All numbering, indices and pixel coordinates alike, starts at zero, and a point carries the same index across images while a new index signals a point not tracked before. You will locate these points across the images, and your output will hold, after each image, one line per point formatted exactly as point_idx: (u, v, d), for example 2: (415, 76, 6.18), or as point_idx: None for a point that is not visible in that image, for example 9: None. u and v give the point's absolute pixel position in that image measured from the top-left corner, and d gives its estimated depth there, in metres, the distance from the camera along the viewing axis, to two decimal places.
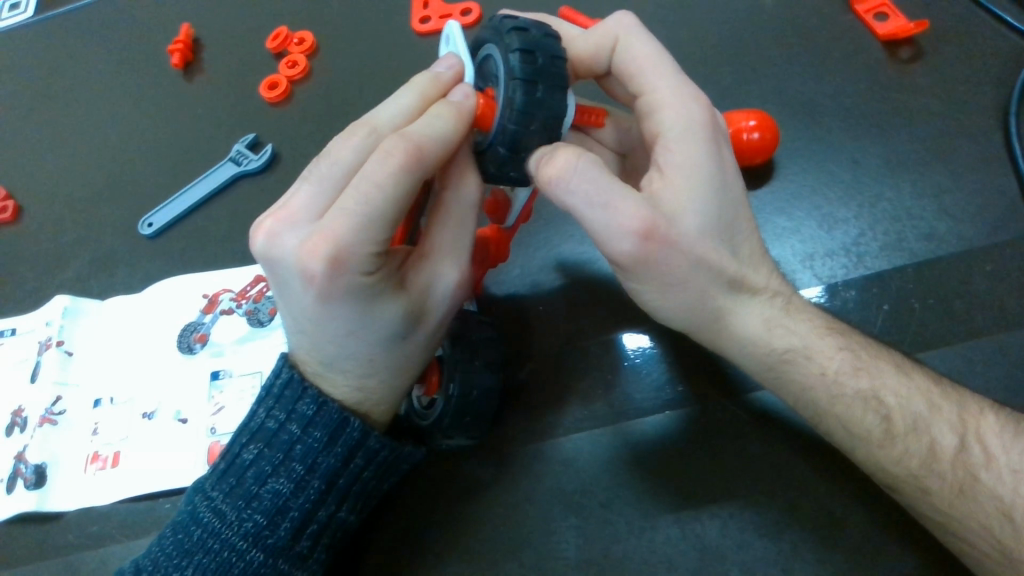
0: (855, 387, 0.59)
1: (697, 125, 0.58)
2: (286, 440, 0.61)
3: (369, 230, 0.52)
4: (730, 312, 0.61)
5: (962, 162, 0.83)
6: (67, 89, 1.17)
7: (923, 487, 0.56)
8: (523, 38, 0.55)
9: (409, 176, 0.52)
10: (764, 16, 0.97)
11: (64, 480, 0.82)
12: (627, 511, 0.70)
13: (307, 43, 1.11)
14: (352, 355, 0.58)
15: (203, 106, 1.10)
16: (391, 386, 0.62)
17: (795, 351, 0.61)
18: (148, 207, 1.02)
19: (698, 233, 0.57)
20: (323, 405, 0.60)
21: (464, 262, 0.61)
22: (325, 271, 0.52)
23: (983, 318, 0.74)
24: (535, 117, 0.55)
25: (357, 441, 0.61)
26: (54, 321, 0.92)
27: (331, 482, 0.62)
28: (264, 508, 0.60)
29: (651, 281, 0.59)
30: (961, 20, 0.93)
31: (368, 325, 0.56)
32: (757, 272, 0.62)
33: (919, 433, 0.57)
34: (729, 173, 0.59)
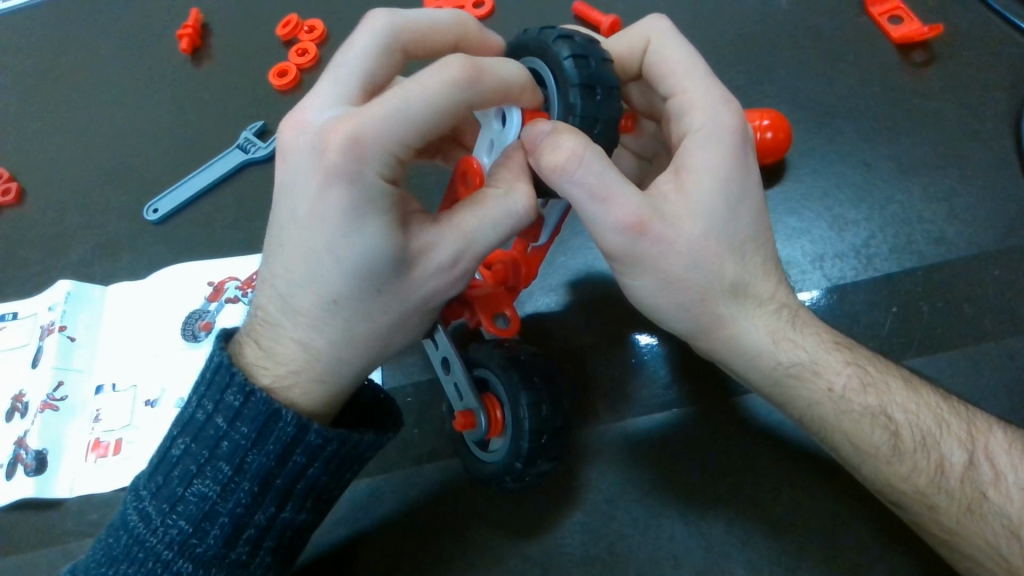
0: (862, 402, 0.57)
1: (724, 132, 0.56)
2: (213, 436, 0.54)
3: (394, 128, 0.47)
4: (732, 323, 0.58)
5: (975, 166, 0.83)
6: (71, 72, 1.16)
7: (930, 504, 0.54)
8: (569, 42, 0.57)
9: (460, 94, 0.48)
10: (777, 16, 0.97)
11: (67, 467, 0.81)
12: (633, 509, 0.70)
13: (317, 32, 1.10)
14: (317, 286, 0.50)
15: (210, 92, 1.10)
16: (353, 356, 0.54)
17: (801, 365, 0.58)
18: (153, 193, 1.01)
19: (703, 237, 0.55)
20: (250, 396, 0.53)
21: (470, 243, 0.52)
22: (340, 151, 0.46)
23: (991, 323, 0.74)
24: (599, 120, 0.56)
25: (291, 437, 0.54)
26: (56, 305, 0.91)
27: (265, 482, 0.55)
28: (189, 514, 0.54)
29: (646, 278, 0.56)
30: (975, 25, 0.93)
31: (354, 245, 0.48)
32: (764, 281, 0.59)
33: (926, 450, 0.55)
34: (750, 182, 0.57)
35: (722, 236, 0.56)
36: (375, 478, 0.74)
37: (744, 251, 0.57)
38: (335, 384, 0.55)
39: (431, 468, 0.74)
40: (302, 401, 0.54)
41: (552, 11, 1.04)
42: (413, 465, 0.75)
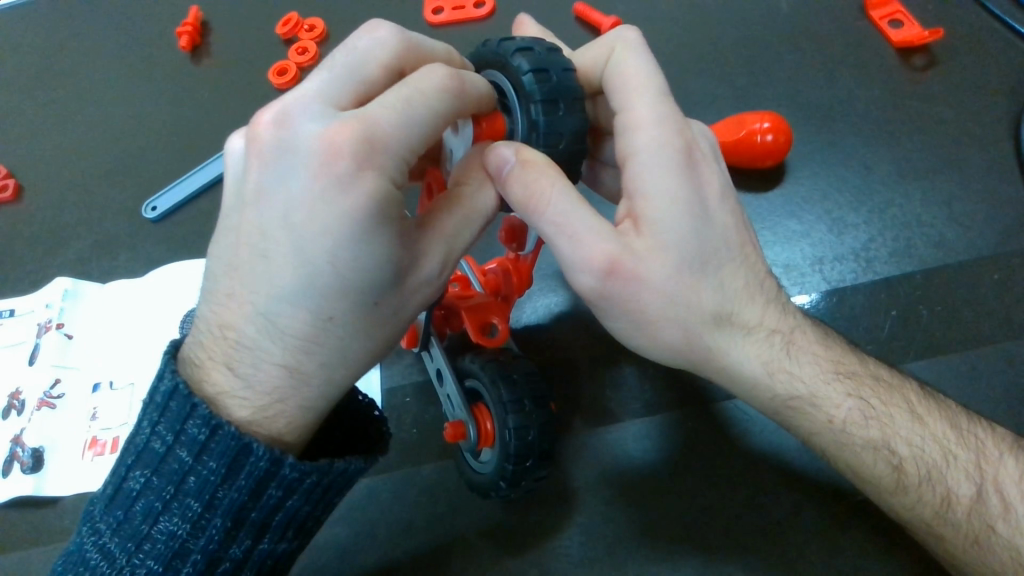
0: (864, 435, 0.56)
1: (670, 153, 0.52)
2: (178, 470, 0.51)
3: (408, 134, 0.46)
4: (723, 355, 0.56)
5: (974, 170, 0.83)
6: (71, 68, 1.16)
7: (937, 534, 0.55)
8: (533, 54, 0.55)
9: (453, 103, 0.49)
10: (778, 19, 0.97)
11: (64, 465, 0.81)
12: (630, 512, 0.70)
13: (317, 30, 1.09)
14: (311, 299, 0.47)
15: (210, 90, 1.09)
16: (342, 375, 0.52)
17: (801, 397, 0.57)
18: (152, 191, 1.01)
19: (680, 270, 0.52)
20: (216, 429, 0.50)
21: (452, 250, 0.52)
22: (356, 156, 0.45)
23: (990, 326, 0.74)
24: (564, 134, 0.55)
25: (266, 471, 0.51)
26: (54, 303, 0.91)
27: (240, 516, 0.53)
28: (158, 553, 0.52)
29: (627, 320, 0.55)
30: (975, 29, 0.93)
31: (365, 256, 0.46)
32: (748, 304, 0.56)
33: (930, 482, 0.55)
34: (703, 201, 0.53)
35: (698, 266, 0.53)
36: (372, 478, 0.74)
37: (720, 276, 0.54)
38: (319, 409, 0.53)
39: (428, 469, 0.74)
40: (283, 431, 0.52)
41: (552, 13, 1.04)
42: (409, 465, 0.74)
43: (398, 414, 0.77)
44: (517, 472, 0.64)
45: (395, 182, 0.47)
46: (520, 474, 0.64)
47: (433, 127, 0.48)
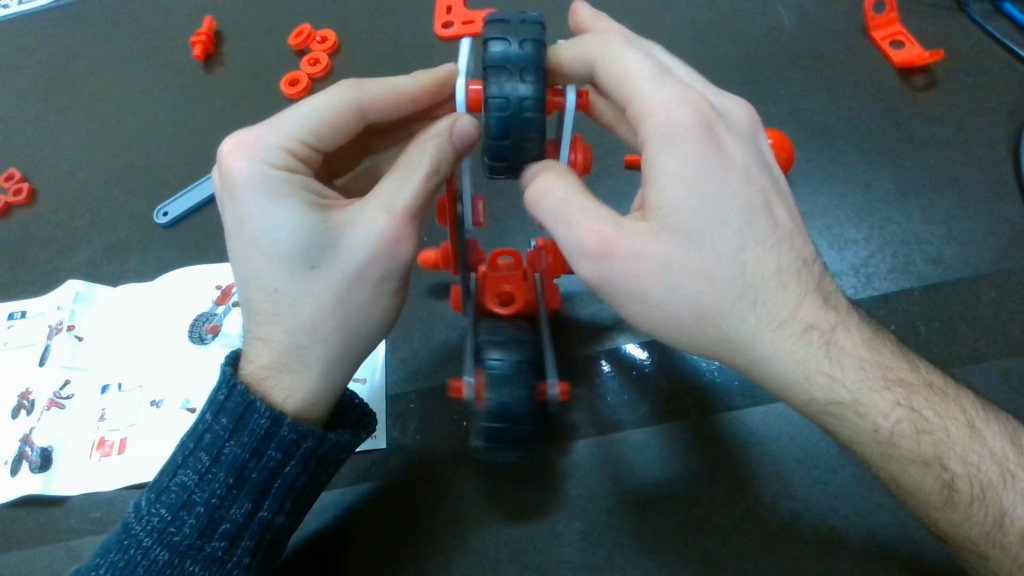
0: (912, 448, 0.52)
1: (683, 131, 0.50)
2: (199, 429, 0.59)
3: (285, 132, 0.57)
4: (751, 348, 0.51)
5: (972, 190, 0.84)
6: (86, 76, 1.18)
7: (982, 553, 0.53)
8: (502, 29, 0.54)
9: (337, 98, 0.59)
10: (781, 38, 0.99)
11: (71, 464, 0.82)
12: (630, 519, 0.71)
13: (329, 42, 1.11)
14: (259, 280, 0.56)
15: (223, 99, 1.11)
16: (307, 339, 0.56)
17: (841, 403, 0.52)
18: (163, 197, 1.03)
19: (704, 249, 0.49)
20: (232, 388, 0.58)
21: (393, 205, 0.55)
22: (234, 158, 0.56)
23: (986, 344, 0.75)
24: (508, 112, 0.53)
25: (265, 431, 0.57)
26: (65, 305, 0.92)
27: (241, 475, 0.58)
28: (171, 502, 0.59)
29: (639, 306, 0.52)
30: (976, 51, 0.94)
31: (268, 230, 0.55)
32: (777, 294, 0.51)
33: (982, 502, 0.52)
34: (720, 180, 0.50)
35: (720, 247, 0.50)
36: (376, 481, 0.75)
37: (742, 258, 0.50)
38: (298, 369, 0.57)
39: (431, 473, 0.75)
40: (279, 395, 0.58)
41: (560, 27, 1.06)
42: (413, 469, 0.76)
43: (402, 419, 0.79)
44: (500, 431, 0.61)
45: (287, 168, 0.57)
46: (510, 441, 0.61)
47: (317, 123, 0.58)
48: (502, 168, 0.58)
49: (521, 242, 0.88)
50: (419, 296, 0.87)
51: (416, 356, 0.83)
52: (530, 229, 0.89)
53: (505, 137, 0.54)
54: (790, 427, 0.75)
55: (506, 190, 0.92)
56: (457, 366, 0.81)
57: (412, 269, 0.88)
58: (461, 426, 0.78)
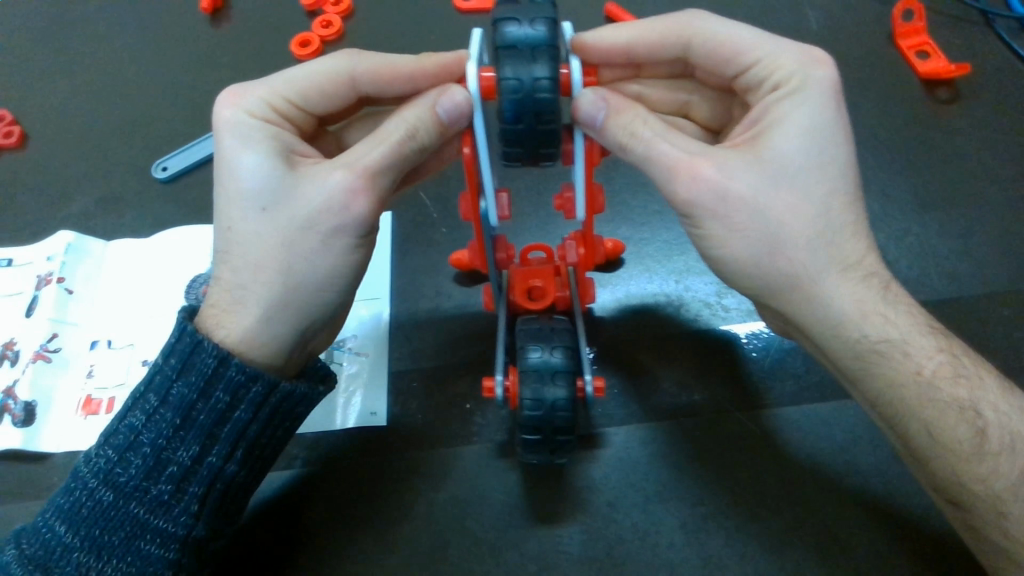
0: (951, 393, 0.54)
1: (824, 89, 0.53)
2: (150, 372, 0.58)
3: (271, 83, 0.58)
4: (817, 284, 0.52)
5: (989, 207, 0.85)
6: (86, 21, 1.14)
7: (1001, 509, 0.52)
8: (513, 10, 0.51)
9: (331, 62, 0.59)
10: (807, 39, 0.98)
11: (57, 421, 0.79)
12: (633, 512, 0.70)
13: (343, 4, 1.08)
14: (221, 222, 0.55)
15: (231, 54, 1.07)
16: (251, 280, 0.54)
17: (890, 343, 0.54)
18: (163, 151, 0.99)
19: (797, 192, 0.51)
20: (183, 331, 0.56)
21: (355, 163, 0.53)
22: (222, 103, 0.57)
23: (996, 360, 0.75)
24: (523, 94, 0.50)
25: (212, 371, 0.55)
26: (56, 256, 0.88)
27: (188, 416, 0.56)
28: (117, 444, 0.56)
29: (715, 226, 0.53)
30: (1001, 68, 0.94)
31: (232, 170, 0.54)
32: (851, 239, 0.53)
33: (1011, 454, 0.53)
34: (842, 134, 0.52)
35: (814, 197, 0.51)
36: (372, 461, 0.74)
37: (828, 202, 0.52)
38: (241, 310, 0.55)
39: (432, 455, 0.74)
40: (220, 332, 0.56)
41: (585, 7, 1.03)
42: (411, 450, 0.74)
43: (403, 397, 0.77)
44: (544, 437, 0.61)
45: (266, 120, 0.57)
46: (553, 444, 0.62)
47: (302, 81, 0.58)
48: (516, 154, 0.55)
49: (534, 228, 0.86)
50: (426, 275, 0.85)
51: (421, 335, 0.81)
52: (544, 215, 0.87)
53: (518, 121, 0.51)
54: (809, 425, 0.73)
55: (521, 174, 0.91)
56: (462, 347, 0.80)
57: (422, 246, 0.87)
58: (464, 408, 0.76)
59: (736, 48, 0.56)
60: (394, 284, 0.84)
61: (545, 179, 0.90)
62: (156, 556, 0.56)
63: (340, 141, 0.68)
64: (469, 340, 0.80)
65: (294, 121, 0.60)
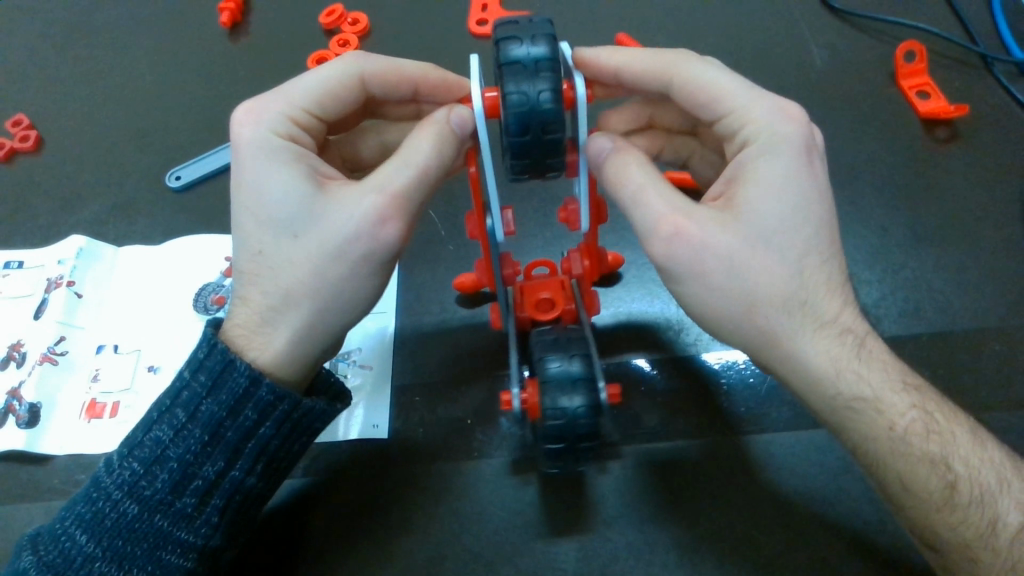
0: (921, 448, 0.55)
1: (786, 146, 0.54)
2: (177, 386, 0.59)
3: (289, 96, 0.59)
4: (790, 342, 0.54)
5: (983, 243, 0.86)
6: (107, 31, 1.16)
7: (975, 557, 0.54)
8: (514, 30, 0.54)
9: (344, 71, 0.61)
10: (811, 76, 1.01)
11: (59, 423, 0.80)
12: (628, 532, 0.70)
13: (360, 25, 1.10)
14: (247, 244, 0.57)
15: (247, 69, 1.10)
16: (281, 304, 0.56)
17: (863, 399, 0.55)
18: (177, 161, 1.01)
19: (776, 260, 0.52)
20: (210, 346, 0.58)
21: (384, 186, 0.54)
22: (241, 119, 0.58)
23: (988, 393, 0.77)
24: (527, 107, 0.52)
25: (244, 390, 0.57)
26: (67, 260, 0.90)
27: (217, 433, 0.58)
28: (143, 457, 0.57)
29: (691, 284, 0.55)
30: (998, 109, 0.97)
31: (260, 191, 0.55)
32: (825, 298, 0.54)
33: (979, 506, 0.54)
34: (816, 191, 0.54)
35: (790, 261, 0.53)
36: (374, 469, 0.75)
37: (801, 263, 0.53)
38: (269, 331, 0.57)
39: (431, 468, 0.74)
40: (251, 352, 0.58)
41: (596, 36, 1.06)
42: (411, 462, 0.75)
43: (406, 411, 0.78)
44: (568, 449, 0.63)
45: (288, 137, 0.58)
46: (576, 451, 0.63)
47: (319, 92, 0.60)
48: (523, 166, 0.57)
49: (539, 248, 0.87)
50: (432, 290, 0.86)
51: (425, 350, 0.82)
52: (549, 233, 0.88)
53: (524, 132, 0.53)
54: (794, 456, 0.74)
55: (529, 193, 0.92)
56: (464, 362, 0.81)
57: (429, 263, 0.88)
58: (466, 423, 0.77)
59: (710, 93, 0.57)
60: (400, 299, 0.85)
61: (550, 200, 0.91)
62: (175, 566, 0.57)
63: (345, 151, 0.69)
64: (472, 355, 0.81)
65: (309, 132, 0.61)
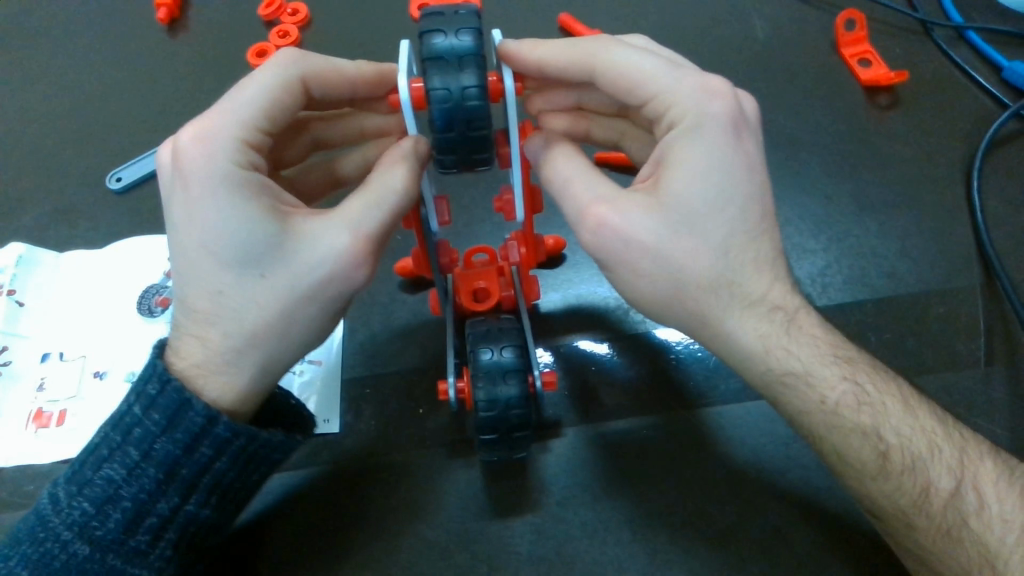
0: (854, 419, 0.56)
1: (710, 123, 0.53)
2: (128, 423, 0.57)
3: (240, 117, 0.55)
4: (717, 324, 0.56)
5: (925, 209, 0.87)
6: (40, 31, 1.13)
7: (910, 523, 0.56)
8: (438, 22, 0.53)
9: (290, 83, 0.57)
10: (754, 48, 1.01)
11: (4, 434, 0.78)
12: (582, 512, 0.71)
13: (300, 15, 1.08)
14: (205, 281, 0.53)
15: (186, 64, 1.07)
16: (245, 342, 0.54)
17: (795, 374, 0.57)
18: (117, 161, 0.99)
19: (703, 243, 0.53)
20: (166, 384, 0.55)
21: (358, 226, 0.53)
22: (190, 145, 0.53)
23: (934, 356, 0.77)
24: (452, 103, 0.52)
25: (201, 429, 0.56)
26: (6, 268, 0.87)
27: (172, 471, 0.57)
28: (94, 496, 0.56)
29: (622, 271, 0.55)
30: (938, 74, 0.97)
31: (216, 230, 0.52)
32: (752, 274, 0.55)
33: (913, 473, 0.56)
34: (742, 168, 0.53)
35: (717, 243, 0.53)
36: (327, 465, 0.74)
37: (729, 244, 0.53)
38: (231, 371, 0.55)
39: (385, 459, 0.74)
40: (209, 391, 0.56)
41: (539, 16, 1.05)
42: (365, 456, 0.75)
43: (357, 404, 0.78)
44: (504, 437, 0.64)
45: (244, 164, 0.54)
46: (510, 441, 0.65)
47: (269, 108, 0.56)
48: (451, 160, 0.58)
49: (487, 235, 0.87)
50: (381, 283, 0.86)
51: (375, 343, 0.82)
52: (497, 220, 0.88)
53: (449, 127, 0.54)
54: (744, 429, 0.75)
55: (478, 180, 0.92)
56: (415, 353, 0.81)
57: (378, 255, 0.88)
58: (417, 413, 0.77)
59: (631, 81, 0.55)
60: None
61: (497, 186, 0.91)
62: None
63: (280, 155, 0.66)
64: (423, 345, 0.81)
65: (261, 151, 0.57)
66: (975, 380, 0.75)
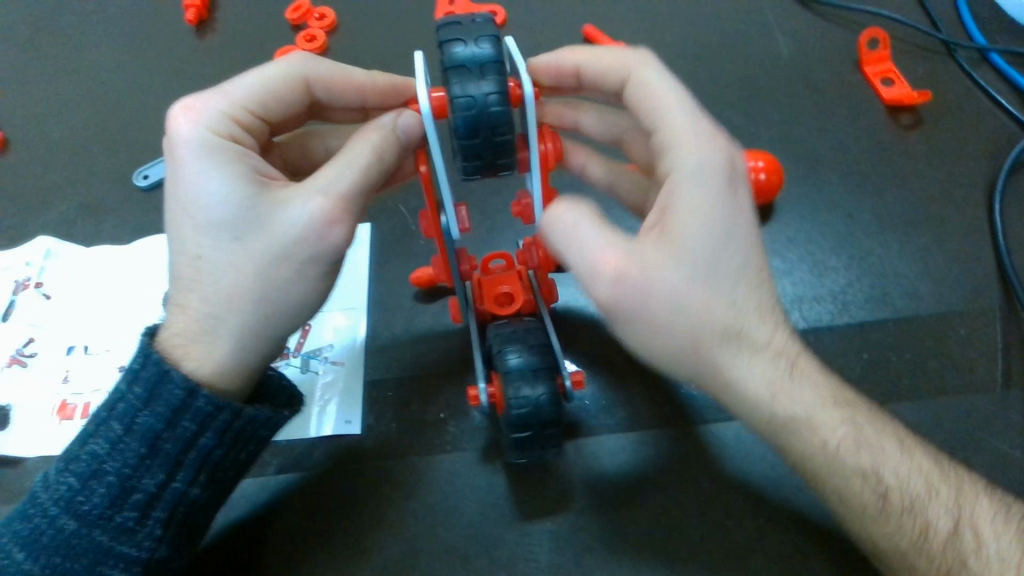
0: (854, 462, 0.57)
1: (710, 171, 0.55)
2: (113, 399, 0.58)
3: (230, 95, 0.59)
4: (728, 371, 0.55)
5: (948, 230, 0.88)
6: (72, 29, 1.15)
7: (909, 564, 0.57)
8: (457, 32, 0.54)
9: (286, 73, 0.62)
10: (777, 65, 1.02)
11: (28, 425, 0.79)
12: (601, 522, 0.71)
13: (327, 20, 1.10)
14: (185, 246, 0.55)
15: (214, 64, 1.09)
16: (222, 309, 0.55)
17: (797, 419, 0.57)
18: (145, 158, 1.00)
19: (712, 290, 0.53)
20: (147, 357, 0.57)
21: (332, 189, 0.55)
22: (181, 118, 0.57)
23: (955, 377, 0.77)
24: (477, 111, 0.53)
25: (182, 402, 0.57)
26: (34, 262, 0.90)
27: (155, 445, 0.57)
28: (80, 471, 0.56)
29: (638, 326, 0.54)
30: (962, 96, 0.98)
31: (196, 192, 0.54)
32: (760, 324, 0.55)
33: (913, 513, 0.56)
34: (741, 220, 0.54)
35: (724, 292, 0.53)
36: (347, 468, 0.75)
37: (737, 296, 0.54)
38: (208, 340, 0.56)
39: (405, 463, 0.75)
40: (190, 363, 0.57)
41: (564, 27, 1.06)
42: (383, 461, 0.75)
43: (379, 406, 0.78)
44: (539, 437, 0.64)
45: (230, 136, 0.57)
46: (543, 441, 0.64)
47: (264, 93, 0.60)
48: (474, 168, 0.58)
49: (510, 242, 0.88)
50: (405, 287, 0.87)
51: (397, 346, 0.82)
52: (520, 227, 0.89)
53: (473, 135, 0.54)
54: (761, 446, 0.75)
55: (501, 188, 0.93)
56: (437, 358, 0.81)
57: (402, 260, 0.89)
58: (438, 418, 0.77)
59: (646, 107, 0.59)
60: (371, 295, 0.86)
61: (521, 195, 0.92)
62: None
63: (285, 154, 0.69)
64: (445, 350, 0.82)
65: (251, 131, 0.60)
66: (995, 403, 0.76)
